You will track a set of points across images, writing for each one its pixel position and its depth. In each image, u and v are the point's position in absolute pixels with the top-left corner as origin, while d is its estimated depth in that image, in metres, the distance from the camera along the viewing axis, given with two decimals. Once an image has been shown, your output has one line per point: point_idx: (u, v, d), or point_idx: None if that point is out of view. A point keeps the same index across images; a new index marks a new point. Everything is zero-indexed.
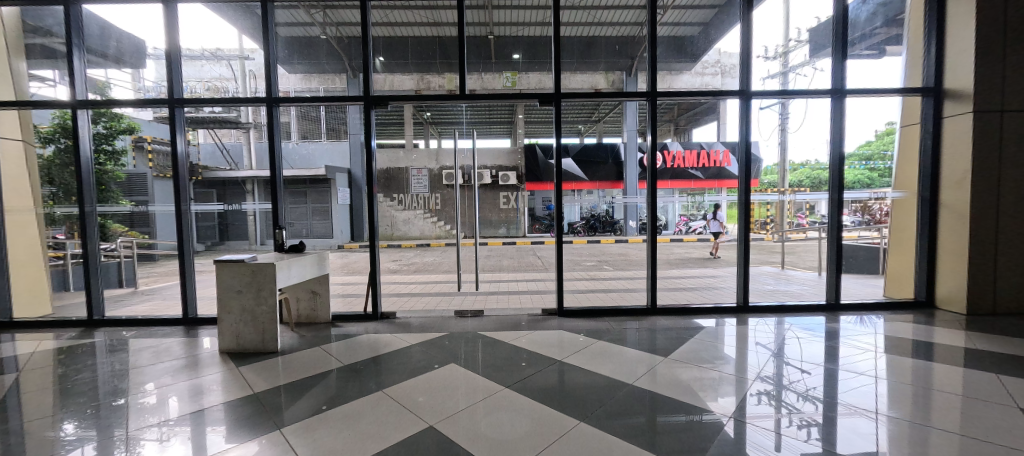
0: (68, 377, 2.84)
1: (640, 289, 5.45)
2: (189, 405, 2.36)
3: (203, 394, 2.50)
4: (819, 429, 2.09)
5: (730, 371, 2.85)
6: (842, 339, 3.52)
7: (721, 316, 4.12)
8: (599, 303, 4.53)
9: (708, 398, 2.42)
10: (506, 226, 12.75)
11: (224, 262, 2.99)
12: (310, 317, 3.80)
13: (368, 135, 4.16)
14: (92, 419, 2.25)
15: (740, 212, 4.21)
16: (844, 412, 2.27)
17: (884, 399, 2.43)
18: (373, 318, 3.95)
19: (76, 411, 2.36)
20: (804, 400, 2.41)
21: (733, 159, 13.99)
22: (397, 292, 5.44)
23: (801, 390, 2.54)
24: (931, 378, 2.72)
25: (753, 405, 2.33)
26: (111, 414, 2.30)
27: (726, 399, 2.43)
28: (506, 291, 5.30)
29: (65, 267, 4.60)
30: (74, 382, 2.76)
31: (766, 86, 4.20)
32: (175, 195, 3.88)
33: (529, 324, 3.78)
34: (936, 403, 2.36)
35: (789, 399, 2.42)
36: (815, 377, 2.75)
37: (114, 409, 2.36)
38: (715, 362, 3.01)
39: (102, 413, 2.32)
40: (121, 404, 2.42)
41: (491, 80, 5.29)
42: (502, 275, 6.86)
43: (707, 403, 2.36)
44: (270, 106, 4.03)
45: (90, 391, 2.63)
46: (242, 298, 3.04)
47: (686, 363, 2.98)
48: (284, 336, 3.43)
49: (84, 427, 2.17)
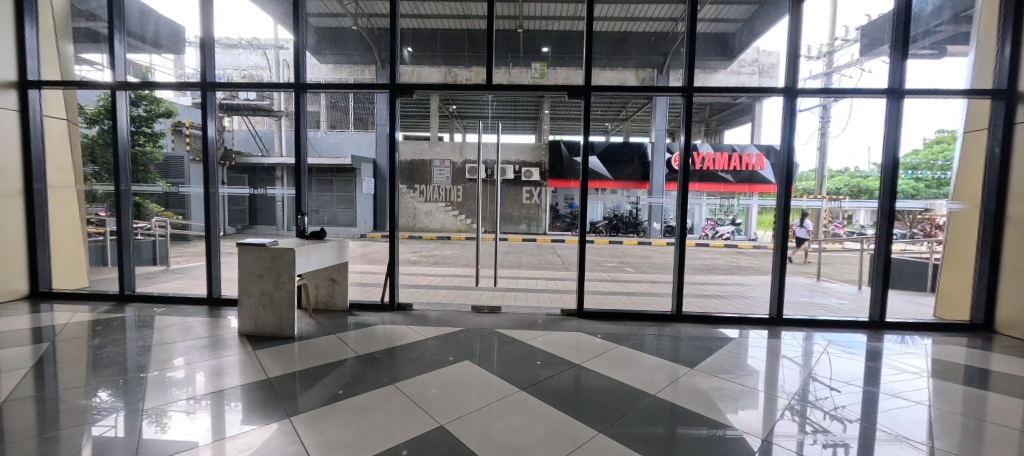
0: (101, 348, 2.94)
1: (664, 294, 5.23)
2: (211, 382, 2.40)
3: (226, 372, 2.54)
4: (848, 450, 1.90)
5: (752, 384, 2.65)
6: (887, 360, 3.22)
7: (754, 327, 3.85)
8: (621, 306, 4.35)
9: (727, 410, 2.26)
10: (527, 222, 12.74)
11: (245, 245, 2.98)
12: (328, 304, 3.80)
13: (391, 127, 4.07)
14: (122, 389, 2.31)
15: (778, 219, 3.88)
16: (881, 437, 2.06)
17: (927, 427, 2.19)
18: (389, 308, 3.89)
19: (106, 381, 2.42)
20: (833, 419, 2.22)
21: (767, 164, 13.16)
22: (414, 283, 5.40)
23: (829, 407, 2.35)
24: (986, 409, 2.43)
25: (776, 421, 2.16)
26: (138, 385, 2.36)
27: (747, 411, 2.26)
28: (525, 288, 5.18)
29: (103, 242, 5.16)
30: (105, 353, 2.85)
31: (812, 85, 3.87)
32: (204, 176, 3.90)
33: (547, 324, 3.63)
34: (990, 436, 2.11)
35: (816, 415, 2.24)
36: (846, 396, 2.54)
37: (143, 380, 2.43)
38: (737, 373, 2.83)
39: (131, 383, 2.39)
40: (149, 377, 2.49)
41: (519, 74, 5.10)
42: (521, 272, 6.74)
43: (727, 416, 2.20)
44: (296, 93, 3.97)
45: (119, 363, 2.70)
46: (261, 282, 3.02)
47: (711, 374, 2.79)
48: (302, 322, 3.43)
49: (115, 396, 2.23)
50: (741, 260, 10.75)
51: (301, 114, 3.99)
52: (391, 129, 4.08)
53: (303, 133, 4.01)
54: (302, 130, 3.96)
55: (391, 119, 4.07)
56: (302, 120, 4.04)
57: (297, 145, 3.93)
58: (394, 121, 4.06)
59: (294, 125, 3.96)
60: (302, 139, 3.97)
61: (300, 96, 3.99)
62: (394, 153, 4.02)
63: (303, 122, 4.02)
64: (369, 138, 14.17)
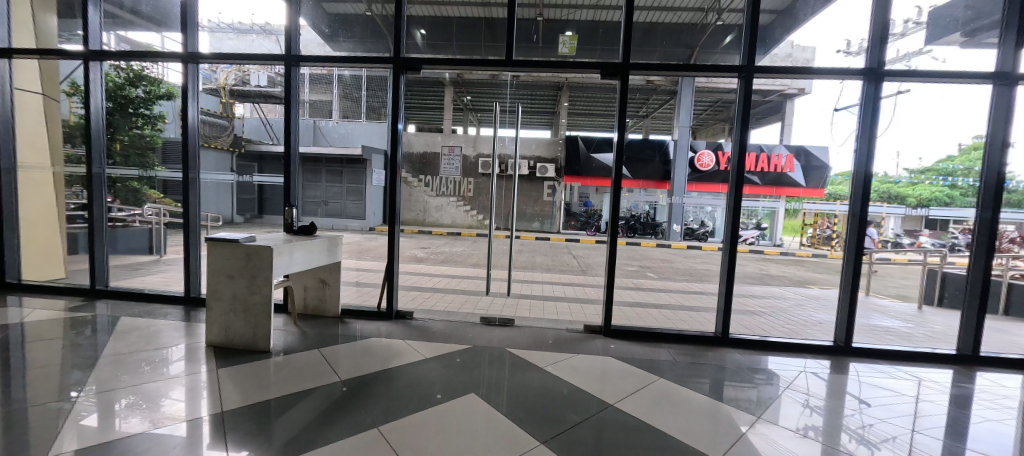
0: (56, 347, 2.58)
1: (698, 307, 4.60)
2: (184, 389, 2.10)
3: (202, 377, 2.23)
4: None
5: (772, 392, 2.53)
6: (974, 397, 2.64)
7: (815, 354, 3.22)
8: (652, 322, 3.75)
9: (742, 423, 2.12)
10: (540, 220, 11.39)
11: (215, 240, 2.51)
12: (318, 310, 3.33)
13: (394, 110, 3.61)
14: (93, 388, 2.08)
15: (853, 228, 3.19)
16: None
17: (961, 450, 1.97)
18: (386, 316, 3.37)
19: (43, 392, 2.03)
20: (859, 441, 2.00)
21: (798, 165, 12.29)
22: (417, 285, 4.92)
23: (855, 426, 2.15)
24: None
25: (798, 438, 1.99)
26: (110, 388, 2.09)
27: (764, 425, 2.11)
28: (540, 295, 4.62)
29: None
30: (58, 354, 2.48)
31: (904, 67, 3.14)
32: (184, 160, 3.45)
33: (570, 343, 3.07)
34: None
35: (839, 434, 2.06)
36: (876, 411, 2.35)
37: (113, 383, 2.14)
38: (756, 382, 2.69)
39: (100, 385, 2.12)
40: (119, 379, 2.20)
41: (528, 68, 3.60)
42: (535, 275, 6.18)
43: (740, 427, 2.07)
44: (290, 66, 3.44)
45: (69, 367, 2.32)
46: (234, 284, 2.54)
47: (760, 404, 2.37)
48: (284, 331, 2.96)
49: (91, 392, 2.05)
50: (771, 268, 9.98)
51: (296, 92, 3.52)
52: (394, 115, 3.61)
53: (295, 114, 3.54)
54: (294, 111, 3.48)
55: (393, 102, 3.61)
56: (296, 100, 3.56)
57: (288, 127, 3.48)
58: (397, 104, 3.61)
59: (284, 104, 3.47)
60: (293, 121, 3.52)
61: (294, 70, 3.47)
62: (396, 140, 3.54)
63: (296, 102, 3.53)
64: (381, 128, 13.74)
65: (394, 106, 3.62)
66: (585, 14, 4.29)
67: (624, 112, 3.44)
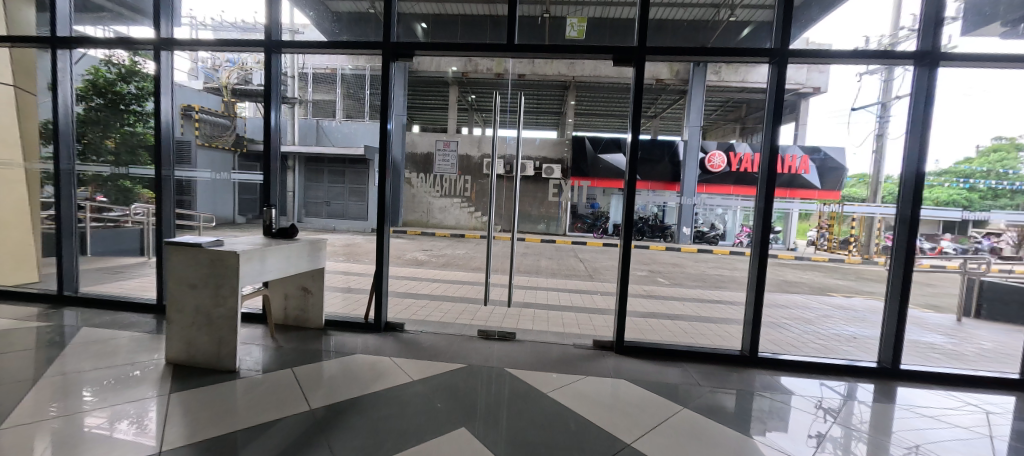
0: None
1: (718, 318, 4.20)
2: (124, 416, 1.79)
3: (151, 402, 1.93)
4: None
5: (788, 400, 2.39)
6: None
7: (858, 376, 2.81)
8: (669, 336, 3.38)
9: (754, 431, 2.02)
10: (546, 223, 9.07)
11: (176, 245, 2.22)
12: (299, 321, 3.02)
13: (383, 106, 3.34)
14: (17, 413, 1.77)
15: (904, 234, 2.77)
16: None
17: None
18: (374, 329, 3.05)
19: None
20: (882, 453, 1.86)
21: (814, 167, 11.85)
22: (413, 291, 4.59)
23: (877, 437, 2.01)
24: None
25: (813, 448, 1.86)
26: (37, 413, 1.78)
27: (776, 434, 2.00)
28: (545, 304, 4.27)
29: None
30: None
31: (964, 49, 2.72)
32: (156, 158, 3.19)
33: (577, 362, 2.71)
34: None
35: (859, 445, 1.92)
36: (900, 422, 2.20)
37: (43, 407, 1.83)
38: (775, 391, 2.51)
39: (27, 408, 1.82)
40: (51, 401, 1.89)
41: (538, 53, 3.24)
42: (539, 280, 5.82)
43: (752, 437, 1.96)
44: (269, 55, 3.16)
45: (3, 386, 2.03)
46: (196, 295, 2.24)
47: (776, 413, 2.21)
48: (257, 346, 2.66)
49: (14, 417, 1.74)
50: (787, 274, 9.50)
51: (278, 84, 3.25)
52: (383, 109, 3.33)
53: (275, 107, 3.26)
54: (272, 103, 3.19)
55: (382, 96, 3.32)
56: (277, 92, 3.28)
57: (267, 122, 3.21)
58: (387, 98, 3.33)
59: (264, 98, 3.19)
60: (272, 117, 3.25)
61: (274, 60, 3.19)
62: (385, 137, 3.25)
63: (276, 95, 3.25)
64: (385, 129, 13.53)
65: (383, 101, 3.33)
66: (594, 10, 3.64)
67: (638, 105, 3.07)
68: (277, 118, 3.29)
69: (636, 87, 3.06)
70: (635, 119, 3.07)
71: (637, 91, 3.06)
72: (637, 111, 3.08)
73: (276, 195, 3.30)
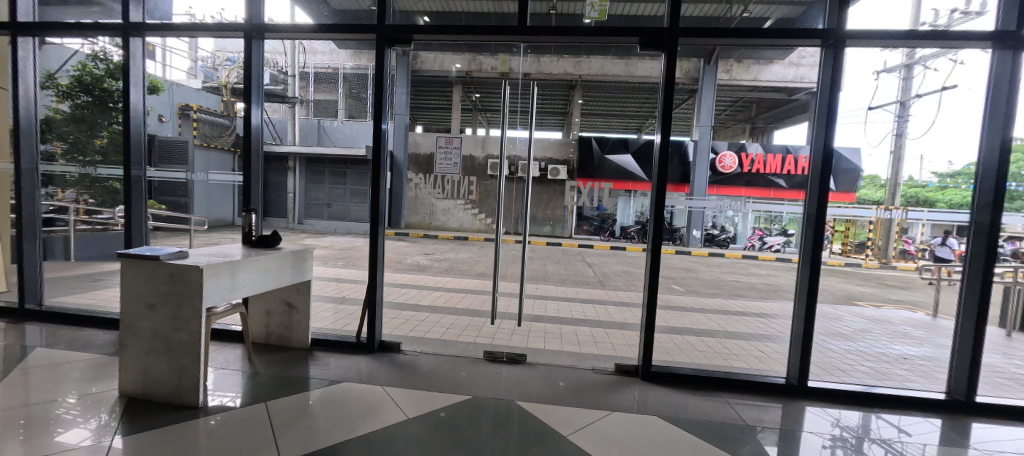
0: None
1: (747, 334, 3.80)
2: None
3: (88, 444, 1.59)
4: None
5: (810, 414, 2.23)
6: None
7: (927, 408, 2.40)
8: (698, 357, 3.00)
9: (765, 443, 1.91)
10: (552, 225, 8.75)
11: (130, 257, 1.88)
12: (282, 340, 2.68)
13: (378, 106, 2.91)
14: None
15: (985, 245, 2.36)
16: None
17: None
18: (367, 349, 2.69)
19: None
20: None
21: None
22: (413, 301, 4.24)
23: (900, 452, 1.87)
24: None
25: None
26: None
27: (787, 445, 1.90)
28: (556, 317, 3.90)
29: None
30: None
31: None
32: (124, 156, 2.88)
33: (597, 392, 2.33)
34: None
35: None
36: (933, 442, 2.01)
37: None
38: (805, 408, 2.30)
39: None
40: None
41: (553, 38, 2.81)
42: (549, 289, 5.45)
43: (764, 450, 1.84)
44: (250, 42, 2.82)
45: None
46: (153, 316, 1.90)
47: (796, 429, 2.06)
48: (229, 372, 2.30)
49: None
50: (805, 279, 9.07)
51: (259, 74, 2.91)
52: (378, 107, 2.90)
53: (257, 98, 2.92)
54: (252, 95, 2.84)
55: (376, 91, 2.88)
56: (258, 82, 2.94)
57: (247, 116, 2.87)
58: (381, 95, 2.89)
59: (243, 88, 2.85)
60: (253, 111, 2.91)
61: (255, 46, 2.86)
62: (378, 137, 2.85)
63: (258, 86, 2.92)
64: None
65: (376, 100, 2.90)
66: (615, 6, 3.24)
67: (668, 99, 2.71)
68: (259, 111, 2.95)
69: (666, 78, 2.69)
70: (665, 116, 2.70)
71: (667, 83, 2.70)
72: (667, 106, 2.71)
73: (258, 198, 2.96)
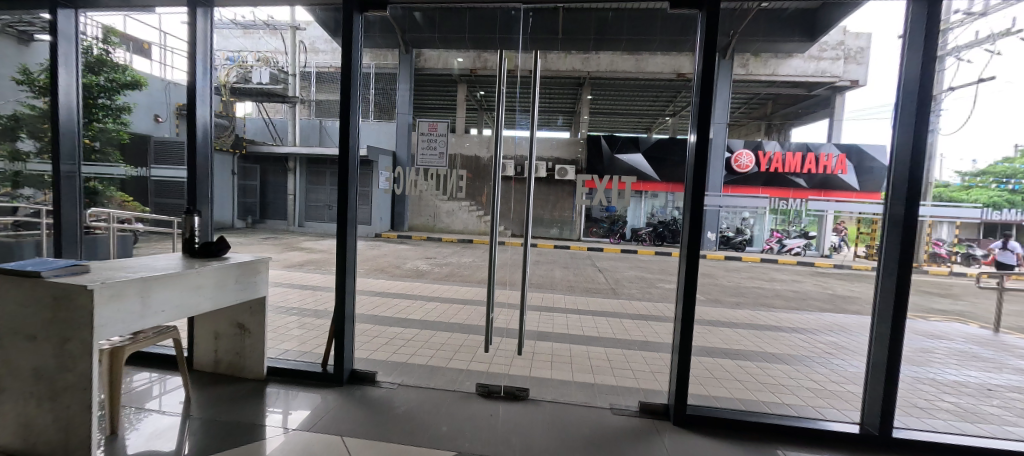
0: None
1: (791, 355, 3.22)
2: None
3: None
4: None
5: None
6: None
7: None
8: (737, 387, 2.45)
9: None
10: (559, 227, 8.22)
11: (6, 273, 1.43)
12: (233, 369, 2.22)
13: (345, 92, 2.37)
14: None
15: None
16: None
17: None
18: (334, 380, 2.21)
19: None
20: None
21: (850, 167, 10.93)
22: (402, 314, 3.74)
23: None
24: None
25: None
26: None
27: None
28: (563, 335, 3.38)
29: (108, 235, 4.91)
30: None
31: None
32: (50, 148, 2.46)
33: (614, 444, 1.79)
34: None
35: None
36: None
37: None
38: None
39: None
40: None
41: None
42: (556, 298, 4.94)
43: None
44: (193, 8, 2.34)
45: None
46: (34, 350, 1.44)
47: None
48: (154, 414, 1.83)
49: None
50: (833, 285, 8.36)
51: (206, 48, 2.42)
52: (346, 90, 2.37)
53: (202, 83, 2.43)
54: (196, 74, 2.35)
55: (345, 74, 2.39)
56: (205, 62, 2.45)
57: (189, 102, 2.37)
58: (351, 77, 2.39)
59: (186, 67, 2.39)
60: (199, 96, 2.42)
61: (199, 15, 2.38)
62: (345, 126, 2.30)
63: (204, 65, 2.44)
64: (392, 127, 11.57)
65: (344, 87, 2.38)
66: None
67: (707, 83, 2.13)
68: (206, 97, 2.46)
69: (703, 55, 2.15)
70: (702, 106, 2.14)
71: (705, 62, 2.15)
72: (707, 92, 2.13)
73: (207, 199, 2.44)
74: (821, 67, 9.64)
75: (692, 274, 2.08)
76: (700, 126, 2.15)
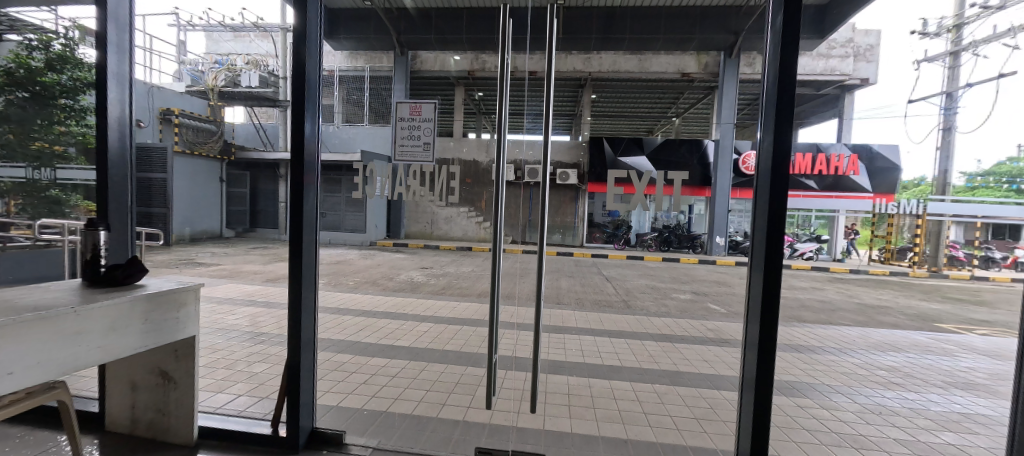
0: None
1: (852, 386, 2.68)
2: None
3: None
4: None
5: None
6: None
7: None
8: (809, 441, 1.91)
9: None
10: None
11: None
12: (155, 428, 1.69)
13: (298, 57, 1.60)
14: None
15: None
16: None
17: None
18: (283, 445, 1.65)
19: None
20: None
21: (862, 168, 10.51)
22: (389, 341, 3.19)
23: None
24: None
25: None
26: None
27: None
28: (579, 365, 2.83)
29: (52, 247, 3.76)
30: None
31: None
32: None
33: None
34: None
35: None
36: None
37: None
38: None
39: None
40: None
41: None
42: (567, 315, 4.37)
43: None
44: None
45: None
46: None
47: None
48: None
49: None
50: (858, 293, 7.80)
51: (128, 17, 1.82)
52: (299, 62, 1.58)
53: (120, 67, 1.80)
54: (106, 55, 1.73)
55: (298, 27, 1.58)
56: (124, 41, 1.82)
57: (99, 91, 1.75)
58: (306, 33, 1.59)
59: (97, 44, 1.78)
60: (114, 82, 1.78)
61: None
62: (298, 108, 1.58)
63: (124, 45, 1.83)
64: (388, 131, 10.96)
65: (295, 55, 1.59)
66: None
67: (787, 53, 1.31)
68: (126, 85, 1.83)
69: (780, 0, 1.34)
70: (780, 90, 1.30)
71: (788, 16, 1.30)
72: (785, 70, 1.31)
73: (126, 218, 1.83)
74: (830, 64, 9.52)
75: (769, 324, 1.34)
76: (776, 125, 1.31)
